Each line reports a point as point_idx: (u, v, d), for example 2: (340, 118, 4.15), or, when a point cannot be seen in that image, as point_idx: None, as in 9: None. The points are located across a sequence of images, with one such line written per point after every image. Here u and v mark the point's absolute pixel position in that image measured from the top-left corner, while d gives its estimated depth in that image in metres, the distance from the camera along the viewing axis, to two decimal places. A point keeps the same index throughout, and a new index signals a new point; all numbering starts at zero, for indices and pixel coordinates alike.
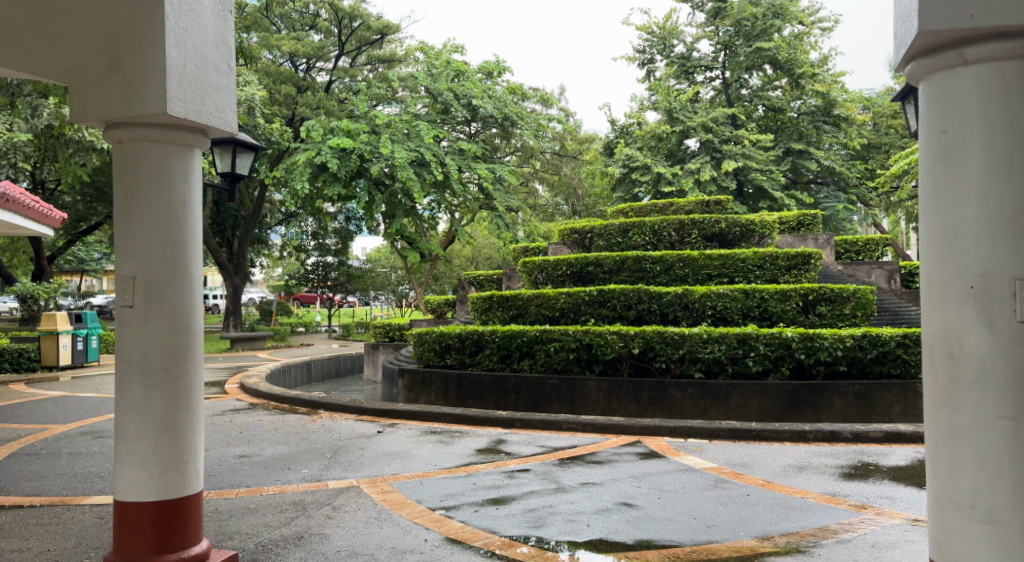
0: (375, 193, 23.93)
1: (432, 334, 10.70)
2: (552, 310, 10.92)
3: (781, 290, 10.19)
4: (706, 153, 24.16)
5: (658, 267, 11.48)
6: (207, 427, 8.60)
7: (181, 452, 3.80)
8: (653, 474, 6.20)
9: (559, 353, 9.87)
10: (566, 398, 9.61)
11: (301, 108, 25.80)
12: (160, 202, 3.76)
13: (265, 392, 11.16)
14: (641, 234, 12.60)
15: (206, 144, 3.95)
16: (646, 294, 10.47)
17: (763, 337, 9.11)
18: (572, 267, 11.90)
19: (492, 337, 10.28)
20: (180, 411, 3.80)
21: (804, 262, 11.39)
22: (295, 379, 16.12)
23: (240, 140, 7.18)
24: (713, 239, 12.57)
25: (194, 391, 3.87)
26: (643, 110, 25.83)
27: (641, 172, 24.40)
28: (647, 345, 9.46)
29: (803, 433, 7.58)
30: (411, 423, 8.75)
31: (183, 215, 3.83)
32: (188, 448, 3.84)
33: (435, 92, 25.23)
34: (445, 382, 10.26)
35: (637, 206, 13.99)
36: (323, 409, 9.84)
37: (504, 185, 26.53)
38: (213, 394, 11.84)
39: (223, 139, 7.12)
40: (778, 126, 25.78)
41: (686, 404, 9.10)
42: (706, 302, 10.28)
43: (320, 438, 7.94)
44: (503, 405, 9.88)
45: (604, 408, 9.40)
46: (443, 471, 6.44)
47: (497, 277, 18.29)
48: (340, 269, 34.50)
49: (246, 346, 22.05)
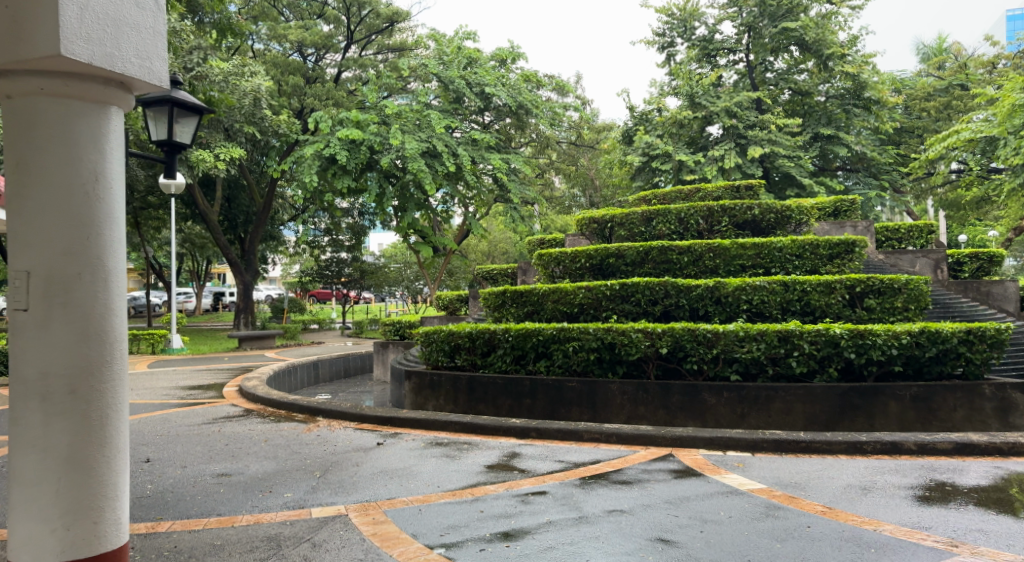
0: (387, 185, 23.20)
1: (439, 333, 9.81)
2: (570, 305, 10.01)
3: (825, 281, 9.24)
4: (731, 139, 23.16)
5: (685, 258, 10.54)
6: (191, 439, 7.79)
7: (98, 496, 3.59)
8: (691, 498, 5.31)
9: (579, 354, 8.96)
10: (588, 403, 8.74)
11: (310, 99, 25.02)
12: (61, 182, 3.53)
13: (262, 396, 10.35)
14: (666, 222, 11.67)
15: (122, 102, 3.75)
16: (674, 288, 9.57)
17: (807, 334, 8.16)
18: (591, 259, 11.01)
19: (506, 336, 9.39)
20: (91, 443, 3.57)
21: (847, 250, 10.40)
22: (301, 380, 15.42)
23: (178, 99, 6.28)
24: (744, 227, 11.60)
25: (110, 415, 3.65)
26: (663, 96, 24.89)
27: (661, 160, 23.40)
28: (677, 345, 8.53)
29: (859, 444, 6.66)
30: (415, 433, 7.89)
31: (92, 191, 3.59)
32: (109, 492, 3.64)
33: (447, 80, 24.37)
34: (455, 385, 9.42)
35: (660, 193, 13.02)
36: (321, 417, 9.00)
37: (519, 176, 25.70)
38: (207, 399, 11.05)
39: (157, 97, 6.22)
40: (806, 110, 24.68)
41: (722, 410, 8.22)
42: (741, 296, 9.34)
43: (311, 451, 7.10)
44: (518, 411, 9.04)
45: (629, 414, 8.53)
46: (446, 494, 5.58)
47: (511, 271, 17.44)
48: (353, 265, 33.79)
49: (254, 345, 21.32)
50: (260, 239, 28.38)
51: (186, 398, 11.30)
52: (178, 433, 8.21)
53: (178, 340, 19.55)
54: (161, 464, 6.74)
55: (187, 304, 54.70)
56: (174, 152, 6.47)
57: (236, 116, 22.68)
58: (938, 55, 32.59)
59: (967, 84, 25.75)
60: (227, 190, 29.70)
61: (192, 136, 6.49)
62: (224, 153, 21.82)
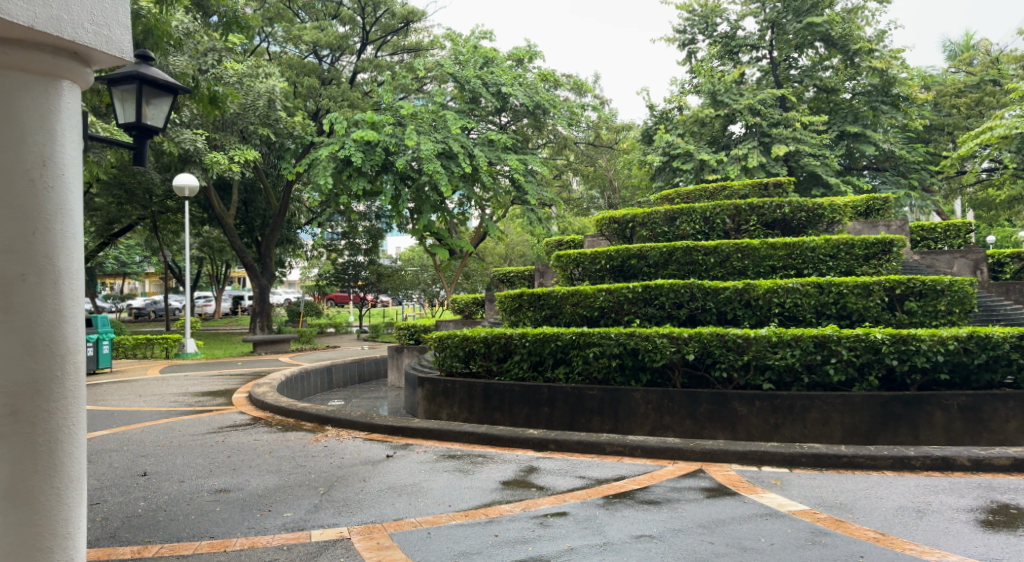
0: (402, 187, 22.90)
1: (453, 338, 9.39)
2: (590, 309, 9.58)
3: (862, 283, 8.72)
4: (755, 137, 22.52)
5: (712, 259, 10.04)
6: (191, 451, 7.39)
7: (47, 535, 3.45)
8: (727, 521, 4.84)
9: (600, 360, 8.50)
10: (609, 413, 8.28)
11: (325, 100, 24.68)
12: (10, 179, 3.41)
13: (270, 403, 9.95)
14: (690, 221, 11.16)
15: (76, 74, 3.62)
16: (700, 291, 9.06)
17: (845, 339, 7.66)
18: (612, 261, 10.57)
19: (522, 341, 8.94)
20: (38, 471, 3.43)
21: (884, 250, 9.85)
22: (313, 385, 15.06)
23: (146, 77, 5.94)
24: (774, 227, 11.07)
25: (61, 440, 3.51)
26: (684, 94, 24.39)
27: (682, 160, 22.84)
28: (704, 351, 8.04)
29: (907, 459, 6.16)
30: (427, 444, 7.45)
31: (42, 190, 3.48)
32: (59, 530, 3.49)
33: (463, 80, 24.02)
34: (470, 392, 9.01)
35: (684, 191, 12.50)
36: (329, 426, 8.59)
37: (537, 177, 25.29)
38: (215, 406, 10.68)
39: (124, 76, 5.88)
40: (832, 108, 24.05)
41: (754, 421, 7.73)
42: (772, 298, 8.83)
43: (317, 464, 6.68)
44: (536, 420, 8.59)
45: (654, 425, 8.07)
46: (458, 514, 5.16)
47: (529, 273, 16.99)
48: (369, 268, 33.45)
49: (269, 349, 21.02)
50: (276, 242, 28.15)
51: (194, 404, 10.94)
52: (180, 443, 7.81)
53: (192, 345, 19.26)
54: (158, 477, 6.33)
55: (206, 308, 54.86)
56: (144, 136, 6.02)
57: (251, 117, 22.40)
58: (965, 51, 31.81)
59: (1000, 80, 24.96)
60: (243, 193, 29.52)
61: (164, 118, 6.13)
62: (239, 155, 21.56)
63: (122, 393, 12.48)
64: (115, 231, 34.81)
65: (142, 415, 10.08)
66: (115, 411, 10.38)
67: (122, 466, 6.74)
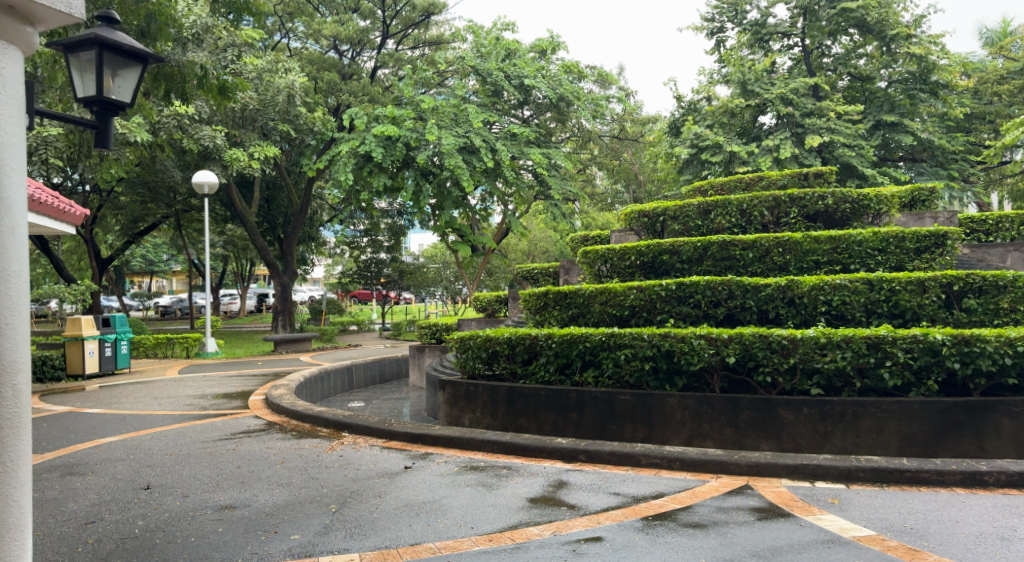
0: (424, 183, 22.52)
1: (476, 339, 8.90)
2: (620, 308, 9.06)
3: (916, 279, 8.10)
4: (787, 128, 21.74)
5: (750, 254, 9.49)
6: (200, 460, 6.98)
7: None
8: (785, 550, 4.34)
9: (631, 363, 7.96)
10: (643, 419, 7.75)
11: (345, 95, 24.32)
12: None
13: (285, 407, 9.52)
14: (725, 214, 10.59)
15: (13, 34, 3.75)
16: (739, 288, 8.52)
17: (902, 341, 7.07)
18: (643, 257, 10.03)
19: (549, 343, 8.43)
20: None
21: (937, 244, 9.19)
22: (333, 386, 14.69)
23: (107, 43, 5.44)
24: (815, 219, 10.45)
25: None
26: (712, 84, 23.76)
27: (711, 152, 22.16)
28: (746, 353, 7.48)
29: (978, 475, 5.61)
30: (449, 454, 6.98)
31: None
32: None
33: (485, 73, 23.55)
34: (493, 395, 8.54)
35: (717, 182, 11.81)
36: (346, 433, 8.15)
37: (560, 171, 24.71)
38: (230, 409, 10.28)
39: (81, 39, 5.38)
40: (867, 96, 23.20)
41: (800, 429, 7.19)
42: (817, 295, 8.27)
43: (331, 476, 6.23)
44: (564, 427, 8.10)
45: (691, 433, 7.53)
46: (483, 538, 4.69)
47: (553, 270, 16.47)
48: (392, 265, 33.33)
49: (290, 348, 20.71)
50: (297, 239, 27.89)
51: (209, 407, 10.55)
52: (189, 452, 7.38)
53: (212, 344, 18.98)
54: (161, 492, 5.91)
55: (231, 306, 55.03)
56: (105, 111, 5.53)
57: (271, 113, 22.09)
58: (1004, 36, 30.61)
59: None
60: (265, 191, 29.31)
61: (130, 90, 5.63)
62: (259, 151, 21.24)
63: (138, 395, 12.14)
64: (140, 229, 34.83)
65: (154, 419, 9.69)
66: (127, 415, 10.02)
67: (125, 478, 6.32)
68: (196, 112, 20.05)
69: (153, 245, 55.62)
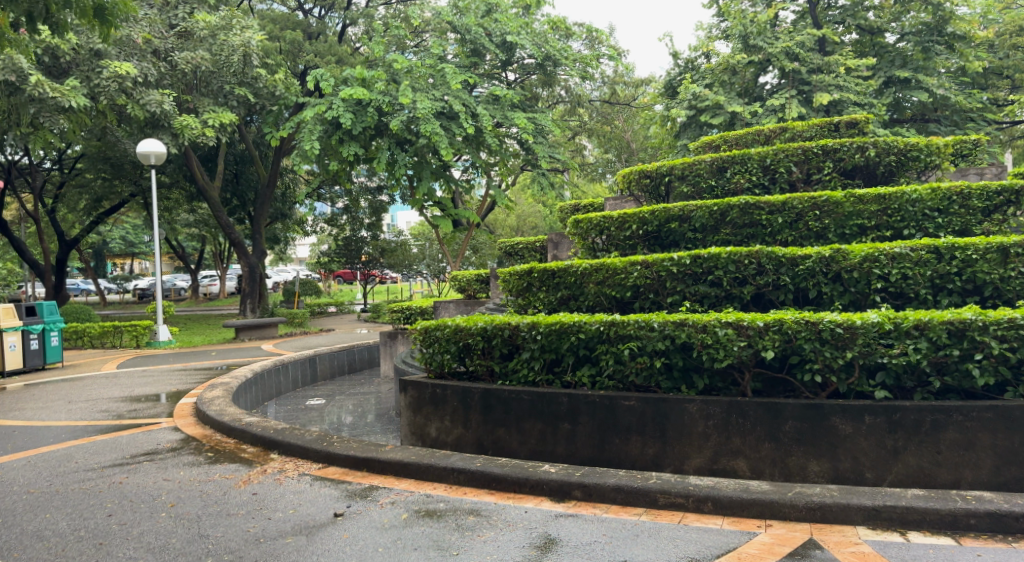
0: (398, 152, 20.59)
1: (443, 329, 7.11)
2: (621, 288, 7.35)
3: (998, 243, 6.41)
4: (791, 86, 19.84)
5: (780, 219, 7.77)
6: (61, 504, 5.16)
7: None
8: None
9: (639, 359, 6.25)
10: (653, 430, 6.07)
11: (310, 55, 22.20)
12: None
13: (210, 417, 7.71)
14: (744, 172, 8.86)
15: None
16: (769, 260, 6.84)
17: (995, 327, 5.38)
18: (646, 225, 8.29)
19: (532, 334, 6.70)
20: None
21: (1010, 201, 7.43)
22: (292, 380, 12.94)
23: None
24: (853, 175, 8.69)
25: None
26: (712, 40, 21.83)
27: (711, 114, 20.34)
28: (788, 345, 5.80)
29: None
30: (400, 489, 5.26)
31: None
32: None
33: (463, 29, 21.52)
34: (465, 400, 6.82)
35: (732, 134, 9.96)
36: (275, 454, 6.39)
37: (547, 137, 22.78)
38: (147, 417, 8.45)
39: None
40: (878, 51, 21.12)
41: (862, 444, 5.53)
42: (871, 269, 6.60)
43: (228, 534, 4.49)
44: (554, 440, 6.44)
45: (718, 447, 5.86)
46: None
47: (540, 244, 14.71)
48: (373, 243, 31.87)
49: (252, 335, 18.82)
50: (266, 216, 25.93)
51: (125, 415, 8.70)
52: (57, 488, 5.56)
53: (164, 332, 17.06)
54: None
55: (211, 288, 52.95)
56: None
57: (227, 75, 20.10)
58: None
59: None
60: (232, 165, 27.24)
61: None
62: (214, 118, 19.18)
63: (52, 396, 10.27)
64: (103, 209, 32.70)
65: (47, 432, 7.83)
66: (18, 427, 8.15)
67: None
68: (140, 74, 17.93)
69: (127, 227, 53.36)
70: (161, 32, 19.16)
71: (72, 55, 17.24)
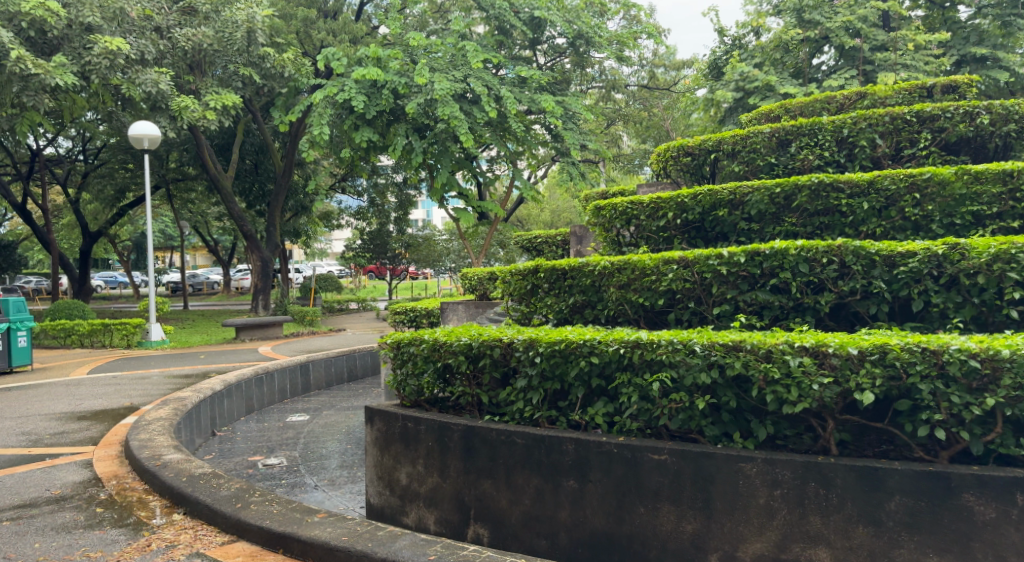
0: (415, 139, 18.87)
1: (418, 345, 5.37)
2: (652, 293, 5.54)
3: None
4: (853, 66, 17.59)
5: (865, 205, 5.90)
6: None
7: None
8: None
9: (673, 395, 4.44)
10: (694, 498, 4.27)
11: (322, 34, 20.68)
12: None
13: (128, 451, 6.14)
14: (814, 146, 7.00)
15: None
16: (854, 257, 5.00)
17: None
18: (686, 214, 6.48)
19: (530, 355, 4.93)
20: None
21: None
22: (277, 390, 11.37)
23: None
24: (957, 150, 6.75)
25: None
26: (762, 15, 19.64)
27: (760, 96, 18.20)
28: (892, 384, 3.99)
29: None
30: None
31: None
32: None
33: (487, 5, 19.73)
34: (441, 441, 5.06)
35: (796, 103, 8.05)
36: (179, 514, 4.76)
37: (578, 122, 20.88)
38: (68, 444, 6.91)
39: None
40: (951, 27, 18.45)
41: (1012, 537, 3.74)
42: (1004, 273, 4.66)
43: None
44: (556, 502, 4.66)
45: (788, 527, 4.06)
46: None
47: (563, 237, 12.96)
48: (397, 237, 30.36)
49: (255, 335, 17.36)
50: (280, 208, 24.54)
51: (45, 440, 7.18)
52: None
53: (156, 331, 15.72)
54: None
55: (243, 282, 52.10)
56: None
57: (232, 54, 18.68)
58: None
59: None
60: (250, 154, 25.97)
61: None
62: (216, 100, 17.76)
63: None
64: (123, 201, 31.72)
65: None
66: None
67: None
68: (136, 51, 16.54)
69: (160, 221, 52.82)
70: (163, 8, 17.81)
71: (63, 30, 15.88)
